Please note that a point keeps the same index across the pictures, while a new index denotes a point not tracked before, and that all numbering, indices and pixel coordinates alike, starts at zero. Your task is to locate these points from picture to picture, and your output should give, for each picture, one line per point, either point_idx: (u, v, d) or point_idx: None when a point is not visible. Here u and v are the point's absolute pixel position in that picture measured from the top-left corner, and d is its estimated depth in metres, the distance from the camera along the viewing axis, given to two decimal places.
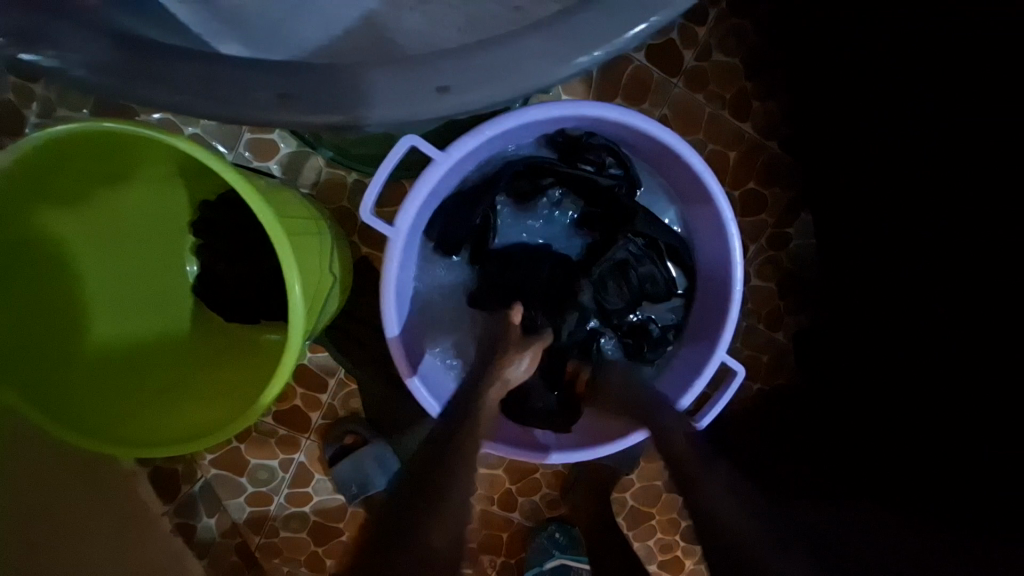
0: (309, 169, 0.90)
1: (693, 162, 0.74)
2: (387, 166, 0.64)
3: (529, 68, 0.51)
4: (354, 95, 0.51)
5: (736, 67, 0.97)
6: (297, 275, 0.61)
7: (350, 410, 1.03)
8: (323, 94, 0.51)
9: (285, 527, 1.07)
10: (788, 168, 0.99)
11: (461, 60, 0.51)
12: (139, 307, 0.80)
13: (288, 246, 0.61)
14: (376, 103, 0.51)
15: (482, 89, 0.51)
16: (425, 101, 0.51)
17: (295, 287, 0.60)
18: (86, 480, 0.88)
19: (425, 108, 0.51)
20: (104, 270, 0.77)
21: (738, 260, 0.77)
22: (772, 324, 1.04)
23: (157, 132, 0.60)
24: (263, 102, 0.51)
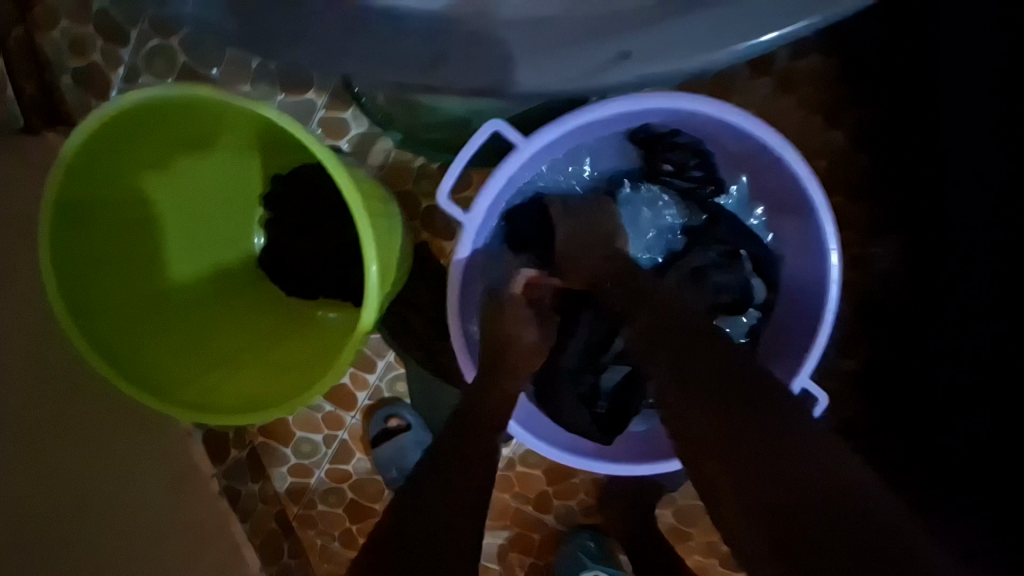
0: (377, 150, 0.90)
1: (796, 167, 0.69)
2: (470, 149, 0.62)
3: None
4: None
5: (832, 70, 0.90)
6: (374, 255, 0.61)
7: (396, 394, 1.04)
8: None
9: (323, 501, 1.10)
10: (879, 182, 0.92)
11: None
12: (206, 274, 0.82)
13: (367, 225, 0.60)
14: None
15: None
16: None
17: (371, 268, 0.60)
18: (140, 436, 0.92)
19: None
20: (177, 235, 0.79)
21: (834, 280, 0.71)
22: (844, 350, 0.97)
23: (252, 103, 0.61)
24: None
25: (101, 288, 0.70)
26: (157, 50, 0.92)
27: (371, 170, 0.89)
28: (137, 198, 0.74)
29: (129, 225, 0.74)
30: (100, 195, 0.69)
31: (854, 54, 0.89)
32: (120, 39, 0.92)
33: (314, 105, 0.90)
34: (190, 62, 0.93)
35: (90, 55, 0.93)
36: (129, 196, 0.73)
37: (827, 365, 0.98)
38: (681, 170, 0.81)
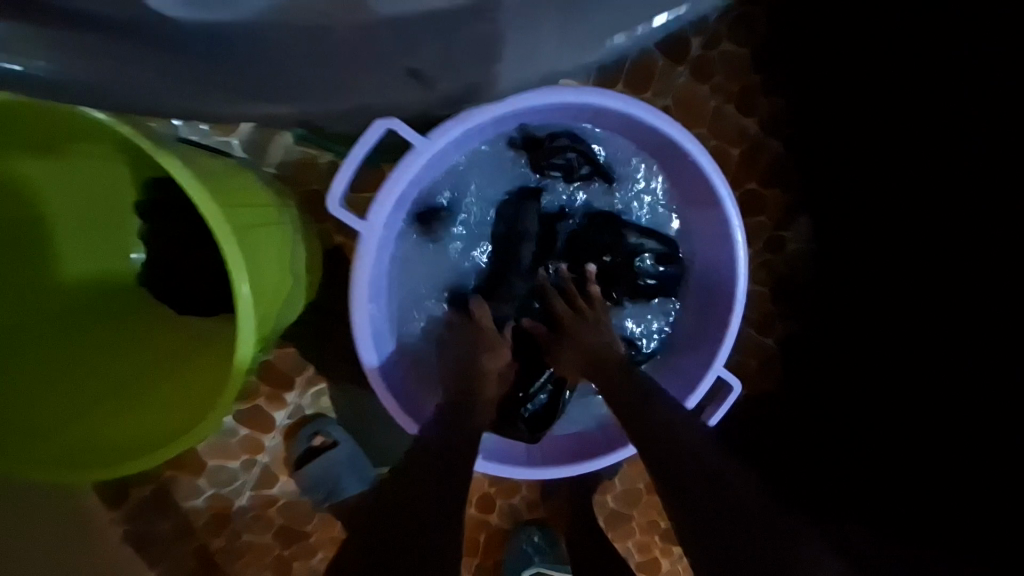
0: (276, 147, 0.81)
1: (700, 161, 0.69)
2: (360, 150, 0.57)
3: None
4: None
5: (745, 58, 0.91)
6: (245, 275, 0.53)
7: (320, 410, 0.96)
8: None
9: (248, 530, 1.01)
10: (789, 169, 0.95)
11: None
12: (79, 308, 0.71)
13: (231, 242, 0.53)
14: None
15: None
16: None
17: (243, 290, 0.53)
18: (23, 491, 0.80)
19: None
20: (33, 268, 0.69)
21: (741, 270, 0.72)
22: (763, 329, 1.02)
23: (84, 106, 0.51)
24: None
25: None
26: None
27: (268, 169, 0.80)
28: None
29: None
30: None
31: (765, 42, 0.90)
32: None
33: None
34: None
35: None
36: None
37: (748, 345, 1.03)
38: (571, 170, 0.79)
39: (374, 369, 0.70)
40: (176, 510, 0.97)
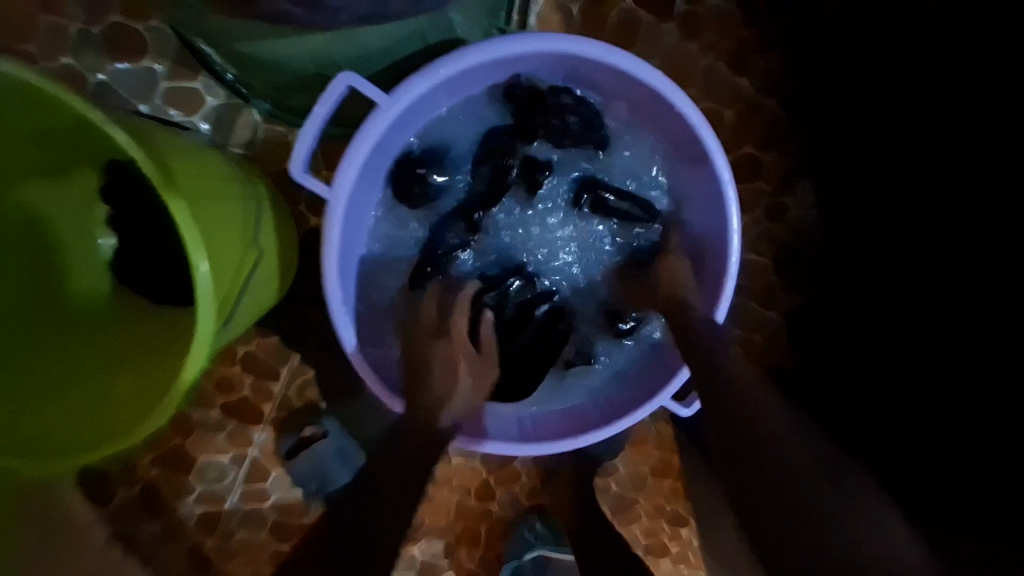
0: (244, 126, 0.77)
1: (688, 114, 0.64)
2: (321, 113, 0.53)
3: None
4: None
5: (734, 13, 0.86)
6: (203, 251, 0.49)
7: (307, 401, 0.93)
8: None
9: (241, 528, 0.98)
10: (787, 130, 0.91)
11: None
12: (46, 293, 0.68)
13: (187, 213, 0.49)
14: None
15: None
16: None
17: (202, 267, 0.48)
18: None
19: None
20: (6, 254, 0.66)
21: (734, 226, 0.69)
22: (767, 302, 0.97)
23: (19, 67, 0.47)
24: None
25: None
26: None
27: (236, 150, 0.77)
28: None
29: None
30: None
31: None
32: None
33: (157, 76, 0.75)
34: None
35: None
36: None
37: (751, 318, 0.98)
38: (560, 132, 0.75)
39: (353, 349, 0.67)
40: (166, 509, 0.95)
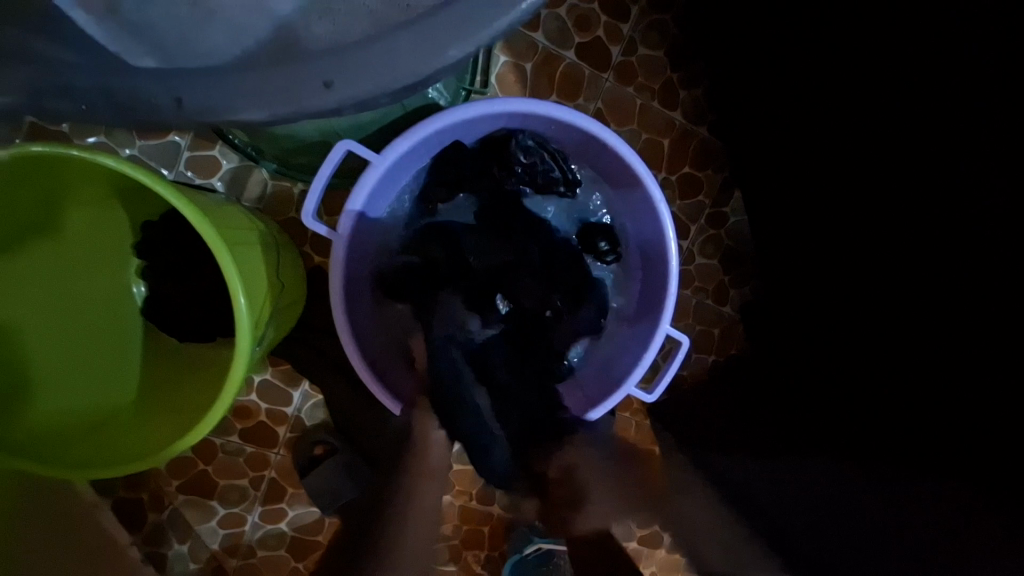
0: (254, 183, 0.90)
1: (620, 149, 0.78)
2: (325, 172, 0.66)
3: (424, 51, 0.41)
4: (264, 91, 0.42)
5: (661, 59, 1.03)
6: (241, 287, 0.62)
7: (319, 421, 1.03)
8: (240, 92, 0.42)
9: (262, 546, 1.06)
10: (717, 151, 1.06)
11: (355, 49, 0.42)
12: (85, 335, 0.79)
13: (229, 257, 0.62)
14: (285, 96, 0.42)
15: (365, 82, 0.41)
16: (307, 95, 0.42)
17: (240, 299, 0.61)
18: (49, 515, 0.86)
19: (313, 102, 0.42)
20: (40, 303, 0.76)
21: (671, 235, 0.81)
22: (719, 299, 1.12)
23: (97, 153, 0.61)
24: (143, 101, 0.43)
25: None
26: None
27: (249, 204, 0.90)
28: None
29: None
30: None
31: (677, 44, 1.03)
32: None
33: (178, 147, 0.89)
34: (38, 121, 0.87)
35: None
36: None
37: (707, 313, 1.12)
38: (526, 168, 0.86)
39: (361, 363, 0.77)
40: (192, 532, 1.03)
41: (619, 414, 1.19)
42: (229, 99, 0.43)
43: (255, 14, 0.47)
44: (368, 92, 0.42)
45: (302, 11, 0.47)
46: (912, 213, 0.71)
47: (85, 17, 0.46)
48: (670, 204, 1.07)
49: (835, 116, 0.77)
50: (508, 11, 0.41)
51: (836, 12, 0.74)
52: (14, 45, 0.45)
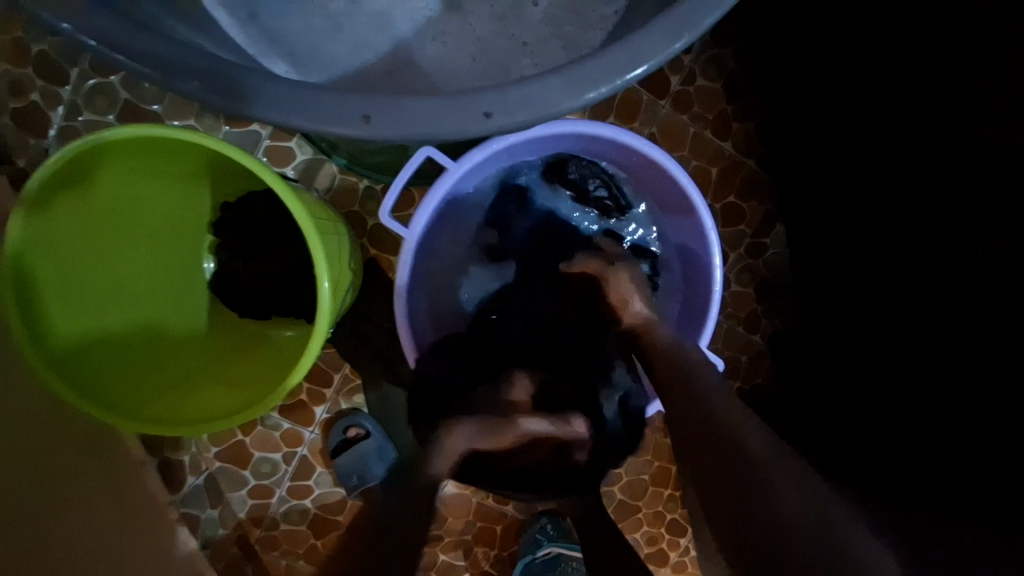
0: (323, 175, 0.96)
1: (679, 177, 0.82)
2: (406, 173, 0.71)
3: (575, 91, 0.44)
4: (419, 109, 0.44)
5: (717, 91, 1.06)
6: (327, 272, 0.67)
7: (354, 404, 1.08)
8: (392, 108, 0.44)
9: (285, 520, 1.11)
10: (763, 184, 1.09)
11: (513, 87, 0.44)
12: (160, 301, 0.84)
13: (318, 243, 0.67)
14: (448, 122, 0.44)
15: (522, 115, 0.44)
16: (469, 123, 0.44)
17: (324, 285, 0.66)
18: (99, 464, 0.90)
19: (469, 131, 0.45)
20: (127, 265, 0.81)
21: (717, 263, 0.85)
22: (751, 327, 1.14)
23: (209, 138, 0.66)
24: (281, 105, 0.44)
25: (44, 311, 0.72)
26: (98, 89, 0.92)
27: (318, 193, 0.95)
28: (80, 228, 0.75)
29: (79, 256, 0.76)
30: (53, 234, 0.72)
31: (735, 79, 1.06)
32: (59, 77, 0.92)
33: (258, 135, 0.94)
34: (133, 99, 0.93)
35: (27, 95, 0.91)
36: (75, 223, 0.74)
37: (737, 340, 1.15)
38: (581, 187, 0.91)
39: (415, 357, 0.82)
40: (223, 498, 1.09)
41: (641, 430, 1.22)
42: (382, 107, 0.44)
43: (377, 29, 0.56)
44: (525, 121, 0.44)
45: (418, 35, 0.57)
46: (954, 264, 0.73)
47: (229, 20, 0.55)
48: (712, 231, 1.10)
49: (886, 163, 0.79)
50: (658, 54, 0.44)
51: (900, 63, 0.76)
52: (148, 23, 0.46)
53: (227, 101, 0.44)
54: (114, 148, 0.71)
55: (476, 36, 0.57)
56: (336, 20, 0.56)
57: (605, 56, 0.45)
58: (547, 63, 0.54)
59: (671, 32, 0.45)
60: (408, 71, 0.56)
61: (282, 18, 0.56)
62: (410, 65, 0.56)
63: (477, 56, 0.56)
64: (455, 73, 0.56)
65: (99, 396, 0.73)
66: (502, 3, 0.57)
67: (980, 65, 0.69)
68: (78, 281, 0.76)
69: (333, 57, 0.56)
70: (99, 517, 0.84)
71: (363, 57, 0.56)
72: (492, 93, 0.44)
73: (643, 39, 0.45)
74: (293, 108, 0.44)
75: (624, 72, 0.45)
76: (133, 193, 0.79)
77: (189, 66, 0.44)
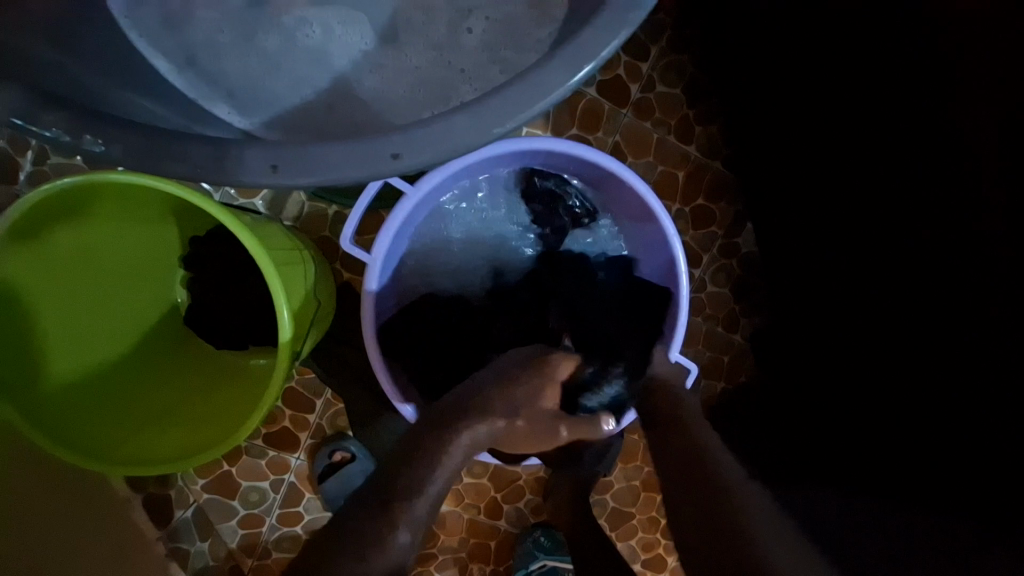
0: (293, 203, 0.97)
1: (637, 186, 0.83)
2: (363, 201, 0.73)
3: (475, 129, 0.46)
4: (329, 155, 0.47)
5: (679, 96, 1.08)
6: (285, 302, 0.68)
7: (338, 428, 1.08)
8: (301, 155, 0.47)
9: (277, 548, 1.10)
10: (730, 184, 1.10)
11: (418, 126, 0.47)
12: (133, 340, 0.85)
13: (276, 275, 0.68)
14: (356, 162, 0.47)
15: (429, 153, 0.47)
16: (376, 164, 0.47)
17: (285, 314, 0.67)
18: (85, 505, 0.91)
19: (378, 171, 0.47)
20: (100, 308, 0.83)
21: (683, 271, 0.86)
22: (729, 326, 1.14)
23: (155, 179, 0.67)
24: (195, 155, 0.47)
25: (16, 361, 0.73)
26: None
27: (288, 222, 0.97)
28: (50, 275, 0.77)
29: (52, 301, 0.78)
30: (23, 283, 0.74)
31: (695, 83, 1.08)
32: None
33: None
34: None
35: None
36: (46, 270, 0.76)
37: (717, 340, 1.15)
38: (547, 202, 0.93)
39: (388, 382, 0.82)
40: (213, 530, 1.08)
41: (627, 435, 1.22)
42: (291, 157, 0.47)
43: (316, 67, 0.61)
44: (435, 158, 0.47)
45: (356, 68, 0.61)
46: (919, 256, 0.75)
47: (170, 68, 0.59)
48: (683, 234, 1.11)
49: (846, 160, 0.81)
50: (558, 88, 0.46)
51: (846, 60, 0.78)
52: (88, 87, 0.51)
53: (145, 155, 0.46)
54: (73, 195, 0.73)
55: (411, 67, 0.61)
56: (275, 60, 0.60)
57: (508, 91, 0.47)
58: (484, 87, 0.58)
59: (569, 66, 0.46)
60: (349, 103, 0.60)
61: (222, 61, 0.60)
62: (349, 98, 0.60)
63: (415, 85, 0.60)
64: (392, 105, 0.59)
65: (78, 443, 0.74)
66: (436, 34, 0.61)
67: (930, 64, 0.71)
68: (54, 327, 0.78)
69: (273, 93, 0.60)
70: (85, 556, 0.85)
71: (303, 92, 0.60)
72: (397, 132, 0.47)
73: (544, 74, 0.46)
74: (207, 157, 0.47)
75: (527, 107, 0.46)
76: (102, 238, 0.81)
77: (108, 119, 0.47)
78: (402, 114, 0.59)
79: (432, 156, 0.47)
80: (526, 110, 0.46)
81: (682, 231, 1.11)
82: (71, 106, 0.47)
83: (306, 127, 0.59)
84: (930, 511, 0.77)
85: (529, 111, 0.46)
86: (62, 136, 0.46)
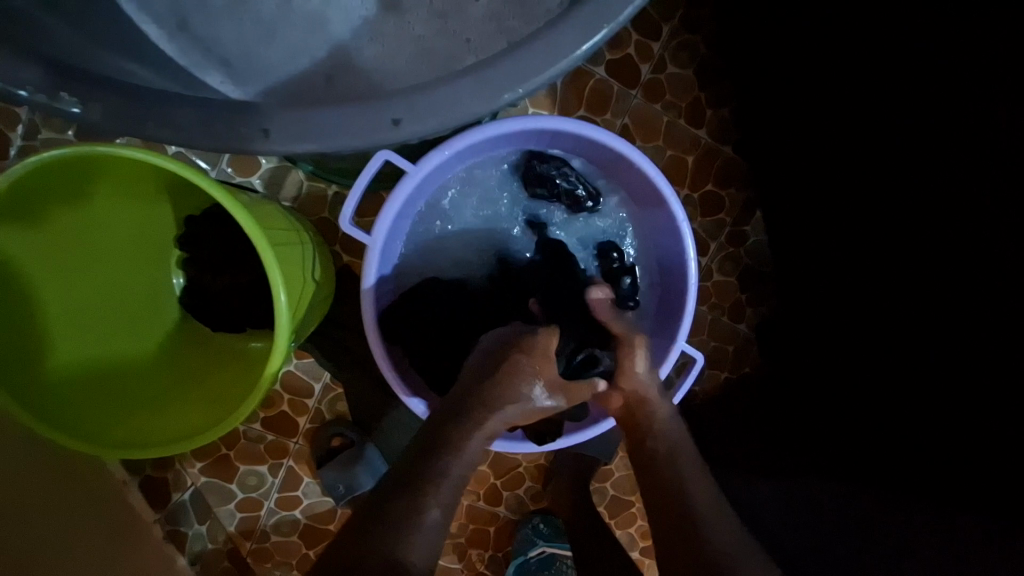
0: (290, 182, 0.95)
1: (648, 169, 0.80)
2: (363, 180, 0.70)
3: (480, 97, 0.44)
4: (323, 123, 0.45)
5: (690, 78, 1.04)
6: (282, 284, 0.66)
7: (337, 413, 1.07)
8: (293, 122, 0.45)
9: (276, 532, 1.10)
10: (740, 170, 1.07)
11: (420, 93, 0.44)
12: (129, 322, 0.83)
13: (273, 256, 0.66)
14: (354, 131, 0.44)
15: (432, 122, 0.44)
16: (376, 133, 0.44)
17: (280, 296, 0.65)
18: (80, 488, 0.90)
19: (376, 140, 0.45)
20: (94, 289, 0.80)
21: (691, 256, 0.83)
22: (735, 316, 1.13)
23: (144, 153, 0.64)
24: (182, 120, 0.45)
25: (2, 337, 0.70)
26: None
27: (286, 203, 0.94)
28: (41, 255, 0.74)
29: (45, 282, 0.75)
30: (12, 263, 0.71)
31: (706, 66, 1.04)
32: None
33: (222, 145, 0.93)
34: None
35: None
36: (37, 250, 0.74)
37: (722, 330, 1.13)
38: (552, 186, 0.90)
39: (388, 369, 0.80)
40: (212, 513, 1.07)
41: None
42: (281, 124, 0.45)
43: (313, 34, 0.58)
44: (434, 128, 0.45)
45: (355, 36, 0.58)
46: (934, 247, 0.72)
47: (158, 33, 0.56)
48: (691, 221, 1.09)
49: (862, 146, 0.78)
50: (566, 58, 0.44)
51: (865, 42, 0.74)
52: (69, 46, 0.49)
53: (131, 118, 0.44)
54: (64, 170, 0.70)
55: (414, 35, 0.58)
56: (270, 26, 0.58)
57: (517, 56, 0.44)
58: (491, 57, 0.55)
59: (584, 30, 0.43)
60: (348, 75, 0.58)
61: (213, 25, 0.57)
62: (348, 69, 0.57)
63: (418, 55, 0.57)
64: (394, 76, 0.57)
65: (70, 423, 0.73)
66: (441, 1, 0.58)
67: (954, 46, 0.68)
68: (48, 309, 0.76)
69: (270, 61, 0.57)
70: (80, 540, 0.83)
71: (299, 61, 0.57)
72: (397, 98, 0.45)
73: (555, 38, 0.44)
74: (197, 123, 0.45)
75: (537, 74, 0.44)
76: (95, 216, 0.78)
77: (92, 81, 0.45)
78: (404, 86, 0.56)
79: (435, 126, 0.44)
80: (536, 78, 0.44)
81: (690, 218, 1.08)
82: (51, 65, 0.45)
83: (303, 97, 0.57)
84: (933, 508, 0.75)
85: (539, 79, 0.44)
86: (39, 97, 0.44)
